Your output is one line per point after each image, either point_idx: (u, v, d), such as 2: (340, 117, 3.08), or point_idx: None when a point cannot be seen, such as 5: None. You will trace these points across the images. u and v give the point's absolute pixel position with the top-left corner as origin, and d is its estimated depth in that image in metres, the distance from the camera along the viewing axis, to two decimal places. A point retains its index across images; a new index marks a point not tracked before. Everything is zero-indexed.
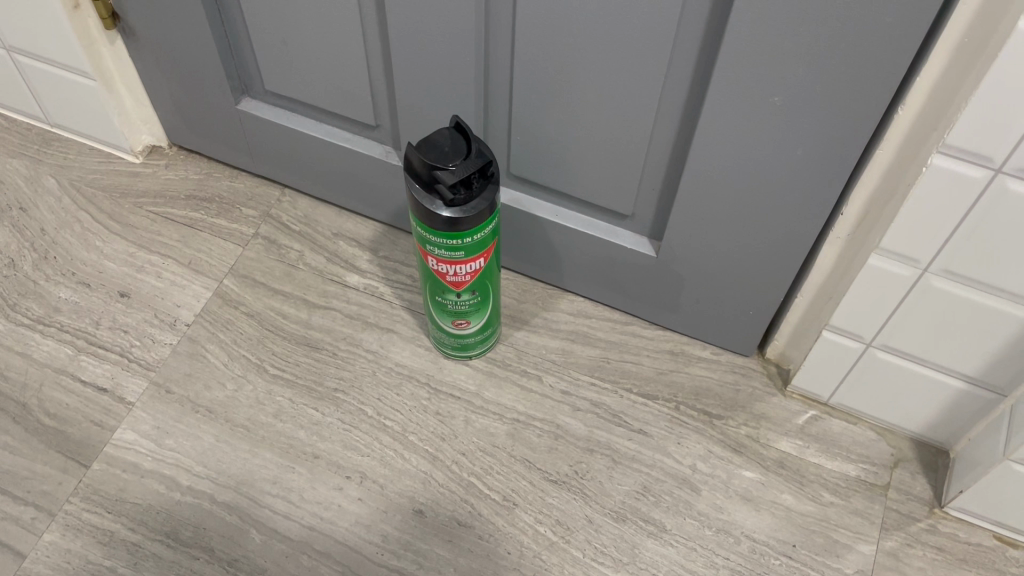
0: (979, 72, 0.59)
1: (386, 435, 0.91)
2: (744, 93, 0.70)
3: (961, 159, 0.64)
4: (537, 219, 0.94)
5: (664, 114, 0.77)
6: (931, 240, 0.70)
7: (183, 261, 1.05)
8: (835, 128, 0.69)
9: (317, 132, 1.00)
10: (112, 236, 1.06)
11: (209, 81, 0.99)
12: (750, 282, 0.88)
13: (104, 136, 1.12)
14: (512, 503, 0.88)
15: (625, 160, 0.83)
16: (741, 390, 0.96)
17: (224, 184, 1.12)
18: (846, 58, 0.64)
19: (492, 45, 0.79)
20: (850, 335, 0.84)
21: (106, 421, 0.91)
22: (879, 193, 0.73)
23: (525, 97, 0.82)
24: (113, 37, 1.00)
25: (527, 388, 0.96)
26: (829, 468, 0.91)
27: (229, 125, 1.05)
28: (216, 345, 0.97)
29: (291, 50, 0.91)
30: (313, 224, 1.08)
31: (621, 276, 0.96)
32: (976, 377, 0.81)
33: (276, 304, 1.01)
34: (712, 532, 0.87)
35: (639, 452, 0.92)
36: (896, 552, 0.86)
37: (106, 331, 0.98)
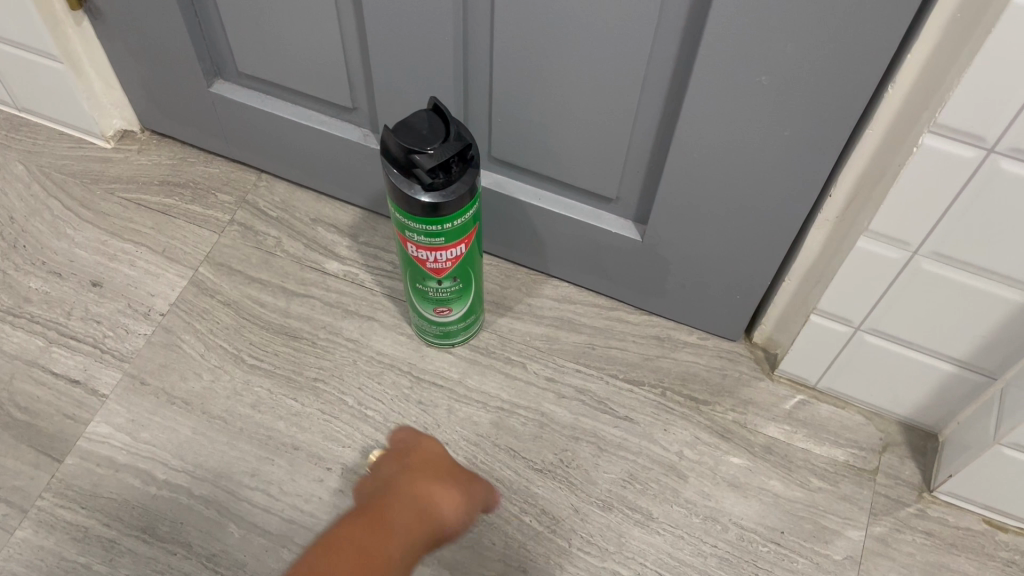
0: (972, 49, 0.58)
1: (367, 426, 0.90)
2: (730, 73, 0.68)
3: (954, 138, 0.62)
4: (519, 203, 0.92)
5: (648, 95, 0.75)
6: (922, 222, 0.69)
7: (157, 250, 1.02)
8: (822, 108, 0.67)
9: (293, 116, 0.97)
10: (83, 223, 1.04)
11: (181, 63, 0.96)
12: (736, 265, 0.86)
13: (74, 120, 1.09)
14: (497, 493, 0.86)
15: (609, 143, 0.81)
16: (728, 375, 0.95)
17: (198, 169, 1.09)
18: (833, 34, 0.62)
19: (471, 24, 0.77)
20: (839, 319, 0.82)
21: (79, 414, 0.89)
22: (867, 174, 0.72)
23: (506, 78, 0.79)
24: (80, 17, 0.97)
25: (511, 375, 0.94)
26: (817, 454, 0.90)
27: (203, 108, 1.02)
28: (192, 334, 0.95)
29: (264, 30, 0.88)
30: (291, 209, 1.06)
31: (606, 261, 0.94)
32: (966, 361, 0.80)
33: (253, 293, 0.98)
34: (700, 520, 0.85)
35: (625, 439, 0.90)
36: (885, 537, 0.85)
37: (78, 321, 0.96)
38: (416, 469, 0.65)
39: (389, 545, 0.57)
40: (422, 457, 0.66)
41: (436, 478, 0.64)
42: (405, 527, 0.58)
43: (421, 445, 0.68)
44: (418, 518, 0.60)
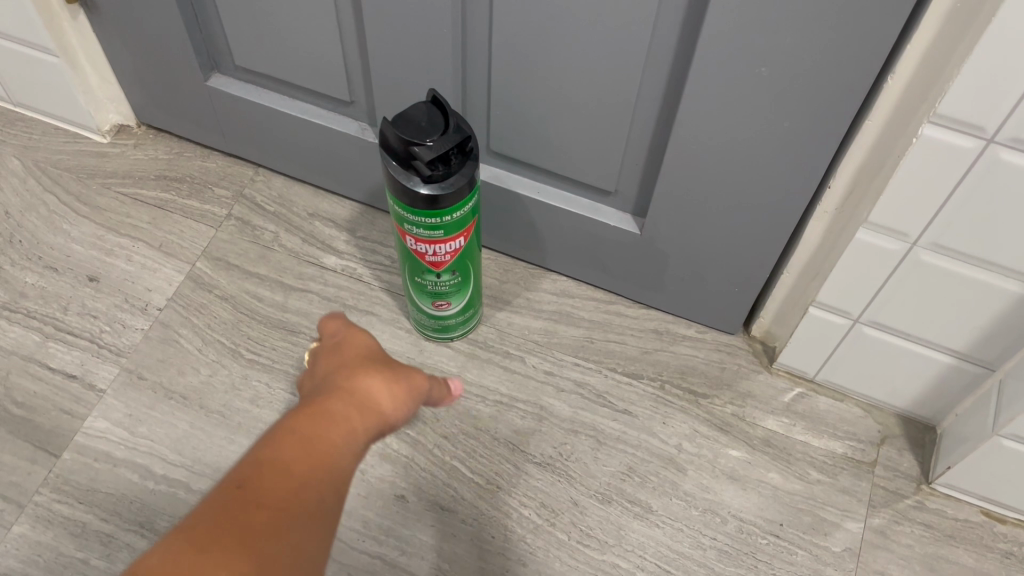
0: (971, 39, 0.58)
1: None
2: (729, 65, 0.68)
3: (953, 129, 0.62)
4: (518, 197, 0.92)
5: (647, 88, 0.75)
6: (921, 213, 0.69)
7: (154, 244, 1.01)
8: (820, 100, 0.67)
9: (290, 110, 0.97)
10: (80, 218, 1.03)
11: (177, 57, 0.96)
12: (735, 259, 0.86)
13: (69, 114, 1.09)
14: (497, 487, 0.86)
15: (608, 135, 0.81)
16: (726, 368, 0.95)
17: (195, 164, 1.09)
18: (833, 25, 0.62)
19: (470, 17, 0.76)
20: (837, 311, 0.82)
21: (76, 409, 0.89)
22: (866, 168, 0.72)
23: (504, 72, 0.79)
24: (75, 11, 0.97)
25: (510, 369, 0.94)
26: (816, 447, 0.90)
27: (199, 102, 1.01)
28: (189, 329, 0.95)
29: (260, 24, 0.88)
30: (288, 204, 1.06)
31: (604, 254, 0.94)
32: (964, 352, 0.80)
33: (251, 288, 0.98)
34: (699, 512, 0.85)
35: (624, 432, 0.90)
36: (884, 529, 0.85)
37: (74, 316, 0.95)
38: (357, 363, 0.61)
39: (334, 432, 0.53)
40: (355, 352, 0.63)
41: (384, 364, 0.62)
42: (344, 413, 0.55)
43: (350, 340, 0.64)
44: (357, 408, 0.56)
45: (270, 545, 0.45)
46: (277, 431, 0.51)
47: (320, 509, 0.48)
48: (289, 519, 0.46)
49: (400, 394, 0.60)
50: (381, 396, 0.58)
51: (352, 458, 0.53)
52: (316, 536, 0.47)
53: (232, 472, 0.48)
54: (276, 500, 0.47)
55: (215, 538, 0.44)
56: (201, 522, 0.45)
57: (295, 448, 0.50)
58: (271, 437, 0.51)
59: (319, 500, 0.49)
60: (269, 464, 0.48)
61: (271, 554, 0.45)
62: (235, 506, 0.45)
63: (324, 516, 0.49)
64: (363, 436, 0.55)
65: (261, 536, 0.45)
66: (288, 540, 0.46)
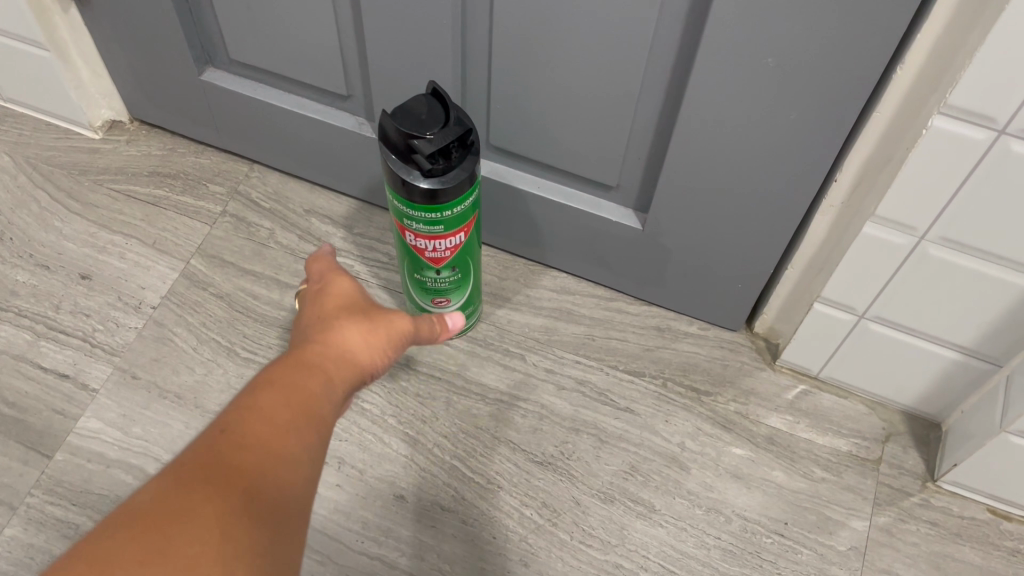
0: (983, 28, 0.56)
1: (364, 419, 0.88)
2: (735, 55, 0.66)
3: (964, 120, 0.61)
4: (518, 192, 0.91)
5: (650, 80, 0.74)
6: (928, 207, 0.68)
7: (147, 242, 1.00)
8: (827, 92, 0.66)
9: (286, 104, 0.95)
10: (71, 215, 1.01)
11: (171, 51, 0.94)
12: (739, 254, 0.85)
13: (60, 110, 1.07)
14: (497, 486, 0.85)
15: (610, 129, 0.80)
16: (729, 365, 0.94)
17: (189, 160, 1.07)
18: (842, 15, 0.60)
19: (470, 8, 0.75)
20: (842, 307, 0.81)
21: (68, 409, 0.87)
22: (873, 161, 0.71)
23: (505, 64, 0.78)
24: (67, 4, 0.95)
25: (510, 366, 0.93)
26: (820, 444, 0.89)
27: (193, 97, 1.00)
28: (184, 327, 0.93)
29: (256, 16, 0.86)
30: (284, 200, 1.04)
31: (606, 250, 0.93)
32: (971, 348, 0.79)
33: (246, 285, 0.97)
34: (702, 511, 0.84)
35: (626, 431, 0.89)
36: (889, 527, 0.84)
37: (67, 315, 0.94)
38: (338, 312, 0.63)
39: (309, 380, 0.54)
40: (338, 300, 0.64)
41: (366, 313, 0.63)
42: (320, 366, 0.56)
43: (333, 286, 0.66)
44: (334, 360, 0.58)
45: (255, 480, 0.46)
46: (261, 378, 0.53)
47: (305, 451, 0.49)
48: (263, 464, 0.47)
49: (380, 343, 0.62)
50: (360, 345, 0.60)
51: (332, 405, 0.55)
52: (296, 476, 0.48)
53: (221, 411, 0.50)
54: (261, 440, 0.48)
55: (204, 472, 0.45)
56: (188, 457, 0.46)
57: (278, 393, 0.52)
58: (255, 382, 0.52)
59: (303, 444, 0.50)
60: (254, 405, 0.50)
61: (257, 492, 0.46)
62: (222, 443, 0.47)
63: (307, 459, 0.50)
64: (340, 385, 0.57)
65: (247, 473, 0.46)
66: (274, 478, 0.47)
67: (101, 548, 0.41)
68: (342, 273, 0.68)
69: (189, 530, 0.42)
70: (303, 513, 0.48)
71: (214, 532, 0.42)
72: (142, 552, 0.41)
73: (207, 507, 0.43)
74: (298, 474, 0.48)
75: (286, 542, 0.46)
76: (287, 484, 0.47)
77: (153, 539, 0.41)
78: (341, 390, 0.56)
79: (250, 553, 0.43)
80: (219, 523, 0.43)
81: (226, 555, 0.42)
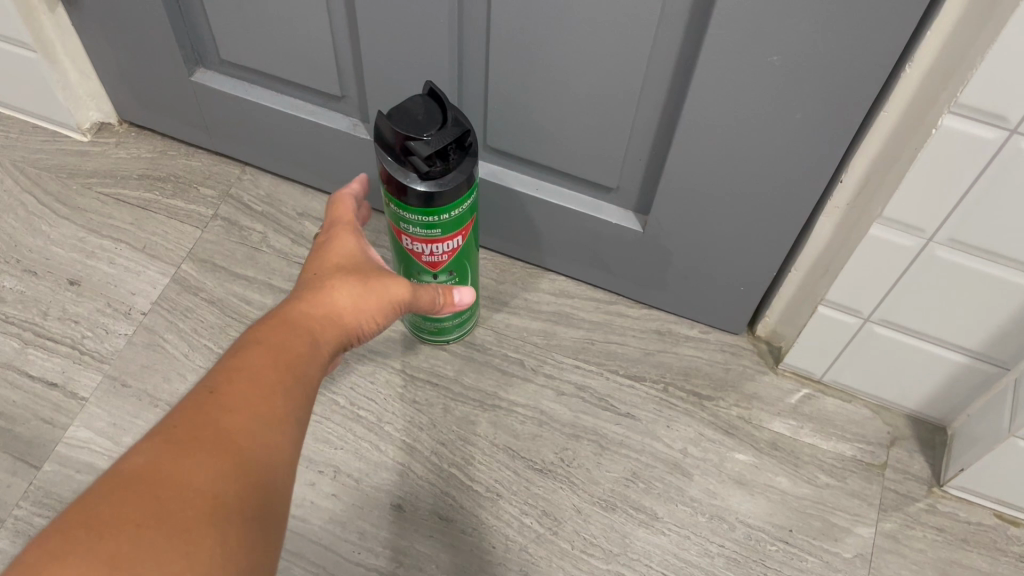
0: (995, 25, 0.55)
1: (360, 426, 0.86)
2: (740, 54, 0.65)
3: (974, 119, 0.59)
4: (515, 194, 0.89)
5: (652, 79, 0.72)
6: (937, 208, 0.66)
7: (137, 246, 0.98)
8: (833, 89, 0.65)
9: (278, 106, 0.93)
10: (59, 220, 0.99)
11: (161, 52, 0.92)
12: (742, 256, 0.84)
13: (48, 112, 1.05)
14: (497, 495, 0.83)
15: (610, 129, 0.78)
16: (731, 369, 0.93)
17: (180, 163, 1.06)
18: (850, 11, 0.59)
19: (467, 7, 0.73)
20: (847, 310, 0.80)
21: (57, 418, 0.85)
22: (880, 159, 0.69)
23: (503, 63, 0.76)
24: (54, 4, 0.93)
25: (508, 372, 0.91)
26: (824, 449, 0.88)
27: (184, 99, 0.98)
28: (175, 334, 0.91)
29: (247, 15, 0.84)
30: (277, 203, 1.02)
31: (605, 253, 0.92)
32: (978, 351, 0.77)
33: (239, 290, 0.95)
34: (706, 519, 0.83)
35: (627, 437, 0.87)
36: (895, 534, 0.83)
37: (55, 322, 0.92)
38: (334, 269, 0.63)
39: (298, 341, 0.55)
40: (337, 255, 0.64)
41: (359, 271, 0.63)
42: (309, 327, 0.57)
43: (332, 242, 0.66)
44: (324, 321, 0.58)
45: (243, 444, 0.47)
46: (248, 338, 0.54)
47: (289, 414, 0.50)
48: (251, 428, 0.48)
49: (373, 302, 0.62)
50: (351, 307, 0.60)
51: (318, 368, 0.55)
52: (282, 436, 0.49)
53: (208, 374, 0.50)
54: (248, 405, 0.48)
55: (193, 436, 0.46)
56: (178, 418, 0.46)
57: (263, 356, 0.52)
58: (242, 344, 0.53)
59: (288, 409, 0.50)
60: (240, 368, 0.50)
61: (246, 454, 0.46)
62: (208, 406, 0.47)
63: (293, 422, 0.50)
64: (328, 348, 0.57)
65: (236, 435, 0.47)
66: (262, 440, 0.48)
67: (98, 504, 0.41)
68: (346, 228, 0.67)
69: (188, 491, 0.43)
70: (289, 477, 0.49)
71: (207, 494, 0.43)
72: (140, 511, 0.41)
73: (199, 470, 0.44)
74: (284, 437, 0.49)
75: (275, 504, 0.47)
76: (274, 447, 0.48)
77: (151, 499, 0.42)
78: (328, 350, 0.57)
79: (244, 514, 0.44)
80: (212, 486, 0.44)
81: (223, 516, 0.43)
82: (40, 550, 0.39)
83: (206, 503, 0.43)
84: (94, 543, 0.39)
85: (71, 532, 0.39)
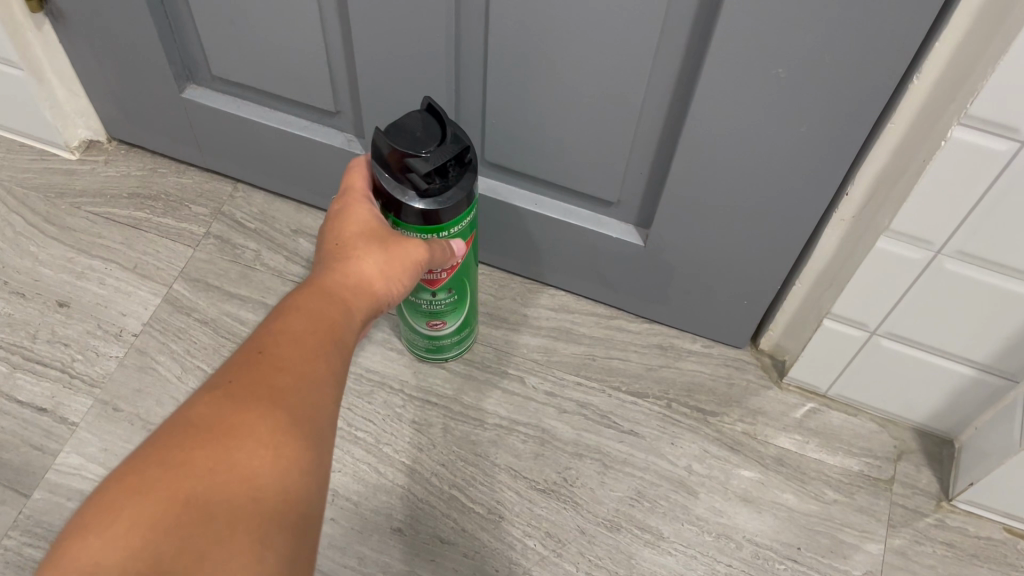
0: (1006, 36, 0.54)
1: (358, 448, 0.85)
2: (743, 66, 0.64)
3: (984, 131, 0.58)
4: (514, 209, 0.88)
5: (654, 92, 0.71)
6: (945, 220, 0.65)
7: (128, 266, 0.96)
8: (841, 100, 0.63)
9: (271, 122, 0.92)
10: (48, 240, 0.97)
11: (150, 68, 0.90)
12: (745, 270, 0.82)
13: (36, 130, 1.03)
14: (499, 516, 0.81)
15: (611, 143, 0.77)
16: (734, 384, 0.91)
17: (170, 181, 1.04)
18: (857, 22, 0.58)
19: (464, 21, 0.72)
20: (853, 323, 0.79)
21: (47, 444, 0.83)
22: (888, 171, 0.68)
23: (501, 77, 0.75)
24: (40, 21, 0.91)
25: (509, 390, 0.89)
26: (831, 464, 0.86)
27: (174, 116, 0.96)
28: (167, 355, 0.89)
29: (238, 30, 0.83)
30: (270, 220, 1.01)
31: (606, 268, 0.90)
32: (986, 363, 0.76)
33: (232, 310, 0.93)
34: (712, 538, 0.81)
35: (630, 455, 0.86)
36: (905, 550, 0.81)
37: (43, 345, 0.90)
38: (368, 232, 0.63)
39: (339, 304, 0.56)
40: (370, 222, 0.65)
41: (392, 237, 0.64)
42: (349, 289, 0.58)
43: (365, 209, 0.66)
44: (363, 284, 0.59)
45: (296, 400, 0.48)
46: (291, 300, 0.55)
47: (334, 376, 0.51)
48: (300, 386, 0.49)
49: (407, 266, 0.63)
50: (386, 270, 0.61)
51: (355, 330, 0.56)
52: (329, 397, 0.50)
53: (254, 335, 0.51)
54: (293, 365, 0.49)
55: (247, 390, 0.47)
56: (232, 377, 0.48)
57: (303, 319, 0.53)
58: (282, 310, 0.54)
59: (332, 370, 0.51)
60: (283, 332, 0.51)
61: (298, 409, 0.47)
62: (260, 365, 0.49)
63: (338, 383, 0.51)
64: (364, 312, 0.58)
65: (288, 390, 0.48)
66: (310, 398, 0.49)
67: (164, 456, 0.42)
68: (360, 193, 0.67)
69: (246, 441, 0.44)
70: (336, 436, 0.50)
71: (267, 445, 0.45)
72: (204, 462, 0.43)
73: (255, 422, 0.45)
74: (329, 396, 0.50)
75: (327, 455, 0.48)
76: (322, 403, 0.49)
77: (213, 446, 0.43)
78: (366, 313, 0.58)
79: (301, 461, 0.45)
80: (272, 439, 0.45)
81: (282, 464, 0.44)
82: (113, 489, 0.41)
83: (265, 451, 0.44)
84: (162, 485, 0.41)
85: (140, 478, 0.41)
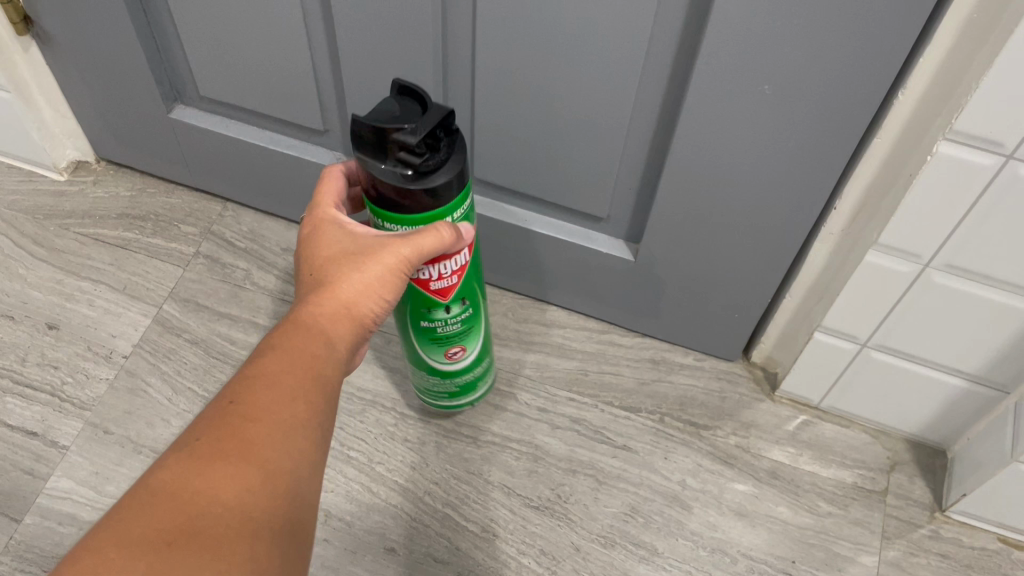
0: (989, 51, 0.54)
1: (351, 467, 0.84)
2: (729, 83, 0.64)
3: (969, 145, 0.59)
4: (504, 225, 0.88)
5: (641, 109, 0.71)
6: (932, 234, 0.65)
7: (117, 287, 0.96)
8: (827, 114, 0.64)
9: (260, 141, 0.92)
10: (37, 262, 0.97)
11: (138, 89, 0.90)
12: (735, 283, 0.82)
13: (24, 152, 1.03)
14: (493, 534, 0.81)
15: (599, 160, 0.77)
16: (727, 397, 0.91)
17: (159, 201, 1.04)
18: (842, 39, 0.58)
19: (451, 40, 0.72)
20: (844, 336, 0.79)
21: (37, 468, 0.82)
22: (877, 184, 0.68)
23: (488, 95, 0.75)
24: (27, 44, 0.91)
25: (501, 407, 0.89)
26: (825, 477, 0.86)
27: (163, 136, 0.96)
28: (158, 377, 0.89)
29: (226, 50, 0.83)
30: (260, 239, 1.01)
31: (597, 282, 0.90)
32: (977, 374, 0.76)
33: (223, 329, 0.93)
34: (707, 553, 0.81)
35: (624, 470, 0.86)
36: (899, 561, 0.81)
37: (33, 368, 0.89)
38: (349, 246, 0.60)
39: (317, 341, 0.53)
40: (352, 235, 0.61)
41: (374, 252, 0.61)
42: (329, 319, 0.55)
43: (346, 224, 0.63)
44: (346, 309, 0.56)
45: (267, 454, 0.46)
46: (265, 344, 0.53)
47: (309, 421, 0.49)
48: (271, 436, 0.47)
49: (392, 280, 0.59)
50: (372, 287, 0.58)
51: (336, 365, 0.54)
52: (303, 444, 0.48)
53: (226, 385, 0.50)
54: (266, 414, 0.48)
55: (214, 449, 0.45)
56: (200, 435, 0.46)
57: (282, 361, 0.51)
58: (254, 357, 0.52)
59: (308, 415, 0.50)
60: (257, 378, 0.50)
61: (269, 463, 0.46)
62: (229, 418, 0.47)
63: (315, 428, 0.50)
64: (346, 342, 0.56)
65: (260, 442, 0.47)
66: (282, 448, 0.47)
67: (126, 527, 0.41)
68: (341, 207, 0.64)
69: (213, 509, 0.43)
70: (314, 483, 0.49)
71: (235, 509, 0.43)
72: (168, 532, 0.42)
73: (223, 484, 0.44)
74: (305, 442, 0.48)
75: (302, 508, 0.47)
76: (295, 452, 0.48)
77: (177, 516, 0.42)
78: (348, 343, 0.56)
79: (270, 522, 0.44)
80: (238, 501, 0.44)
81: (250, 529, 0.43)
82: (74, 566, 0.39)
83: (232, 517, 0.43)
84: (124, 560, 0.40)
85: (98, 553, 0.40)
